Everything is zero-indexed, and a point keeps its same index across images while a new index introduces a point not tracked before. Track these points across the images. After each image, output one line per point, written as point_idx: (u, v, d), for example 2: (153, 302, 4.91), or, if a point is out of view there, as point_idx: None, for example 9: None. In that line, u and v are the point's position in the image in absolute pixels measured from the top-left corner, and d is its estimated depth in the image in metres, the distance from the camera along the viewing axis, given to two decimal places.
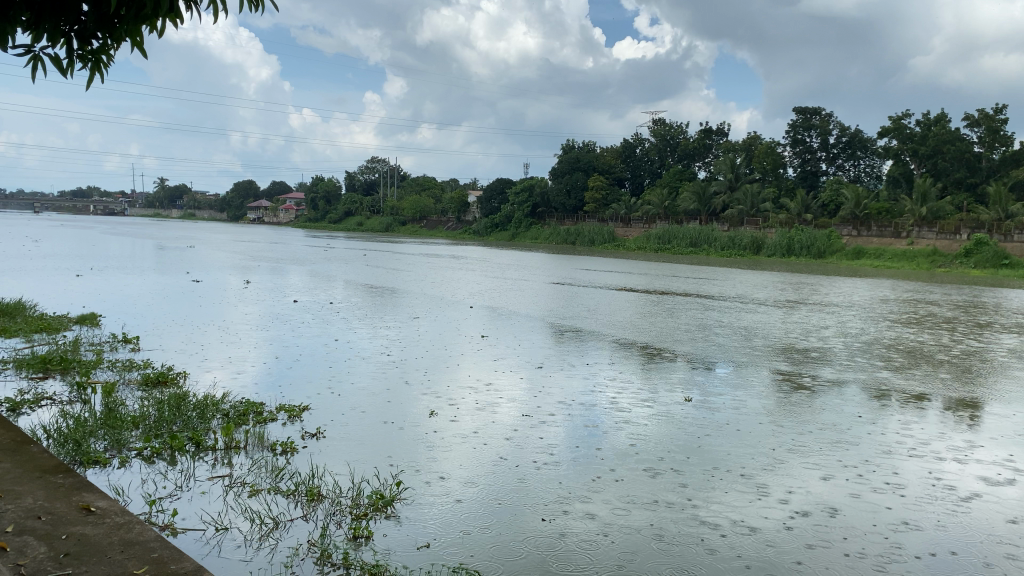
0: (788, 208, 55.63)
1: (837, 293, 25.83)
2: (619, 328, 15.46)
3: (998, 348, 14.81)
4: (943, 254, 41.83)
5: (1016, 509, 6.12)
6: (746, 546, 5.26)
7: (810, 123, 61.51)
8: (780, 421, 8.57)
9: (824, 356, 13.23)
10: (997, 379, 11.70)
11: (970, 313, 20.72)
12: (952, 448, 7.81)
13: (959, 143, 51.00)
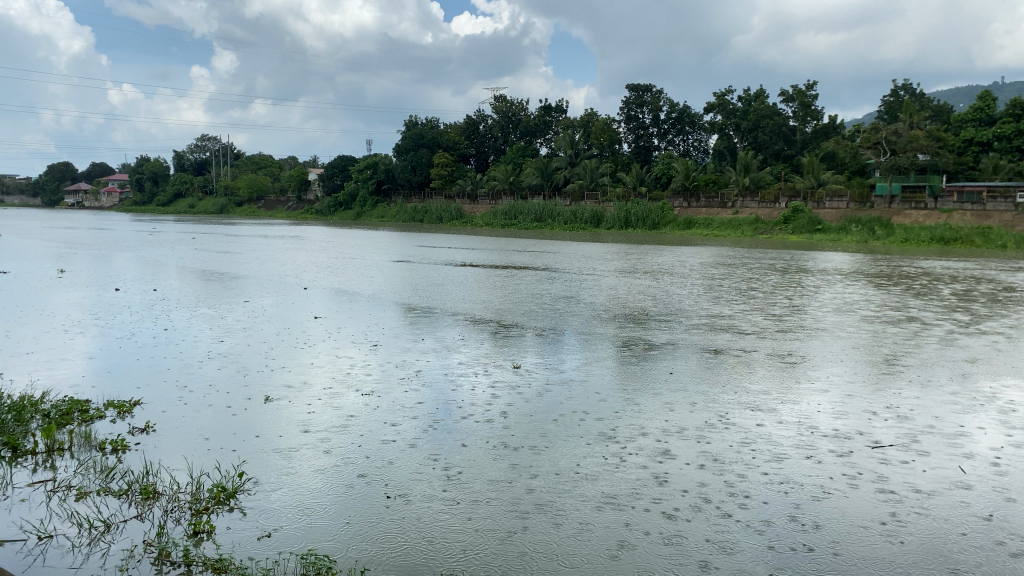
0: (624, 181, 57.83)
1: (669, 259, 27.31)
2: (467, 303, 15.61)
3: (810, 305, 16.28)
4: (765, 222, 44.89)
5: (824, 451, 6.74)
6: (593, 508, 5.45)
7: (642, 100, 64.00)
8: (621, 385, 9.01)
9: (661, 319, 14.02)
10: (808, 333, 12.91)
11: (787, 275, 22.34)
12: (773, 397, 8.57)
13: (777, 117, 54.69)
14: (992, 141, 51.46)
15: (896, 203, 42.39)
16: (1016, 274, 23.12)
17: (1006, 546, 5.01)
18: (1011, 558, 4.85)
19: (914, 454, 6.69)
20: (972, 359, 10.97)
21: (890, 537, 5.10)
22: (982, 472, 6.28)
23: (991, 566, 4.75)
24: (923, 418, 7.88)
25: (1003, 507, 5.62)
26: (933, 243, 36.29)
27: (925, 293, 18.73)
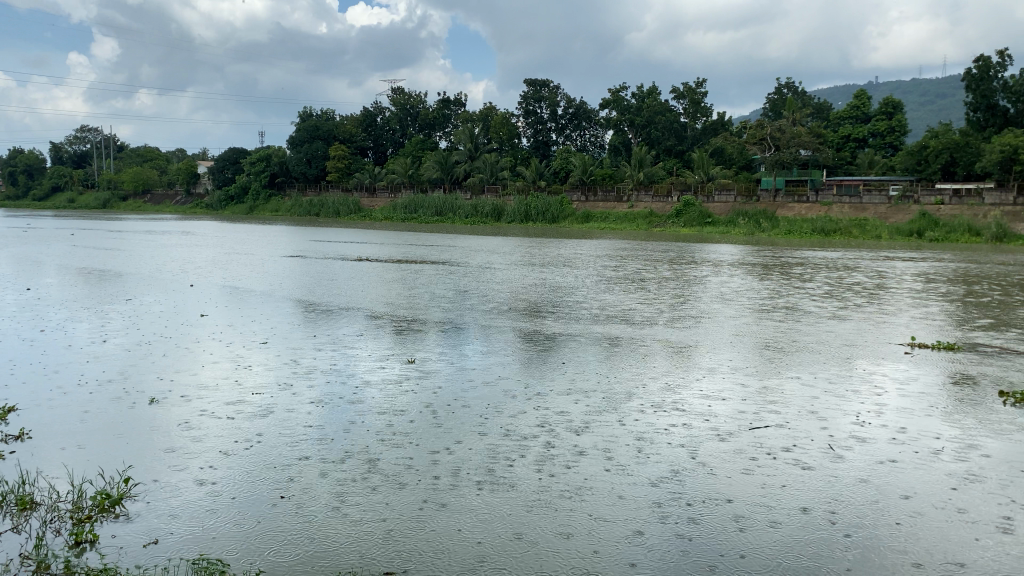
0: (524, 175, 58.26)
1: (568, 253, 27.71)
2: (366, 300, 15.36)
3: (701, 295, 16.84)
4: (659, 215, 46.10)
5: (715, 438, 7.00)
6: (490, 503, 5.51)
7: (540, 94, 64.69)
8: (522, 378, 9.09)
9: (559, 312, 14.21)
10: (700, 322, 13.36)
11: (680, 267, 22.99)
12: (668, 386, 8.83)
13: (669, 114, 56.33)
14: (867, 137, 54.62)
15: (780, 197, 44.31)
16: (890, 263, 24.56)
17: (883, 525, 5.28)
18: (887, 535, 5.14)
19: (802, 439, 6.98)
20: (851, 344, 11.58)
21: (777, 521, 5.30)
22: (865, 455, 6.61)
23: (869, 545, 5.01)
24: (811, 403, 8.23)
25: (877, 484, 5.98)
26: (815, 234, 38.11)
27: (807, 282, 19.70)
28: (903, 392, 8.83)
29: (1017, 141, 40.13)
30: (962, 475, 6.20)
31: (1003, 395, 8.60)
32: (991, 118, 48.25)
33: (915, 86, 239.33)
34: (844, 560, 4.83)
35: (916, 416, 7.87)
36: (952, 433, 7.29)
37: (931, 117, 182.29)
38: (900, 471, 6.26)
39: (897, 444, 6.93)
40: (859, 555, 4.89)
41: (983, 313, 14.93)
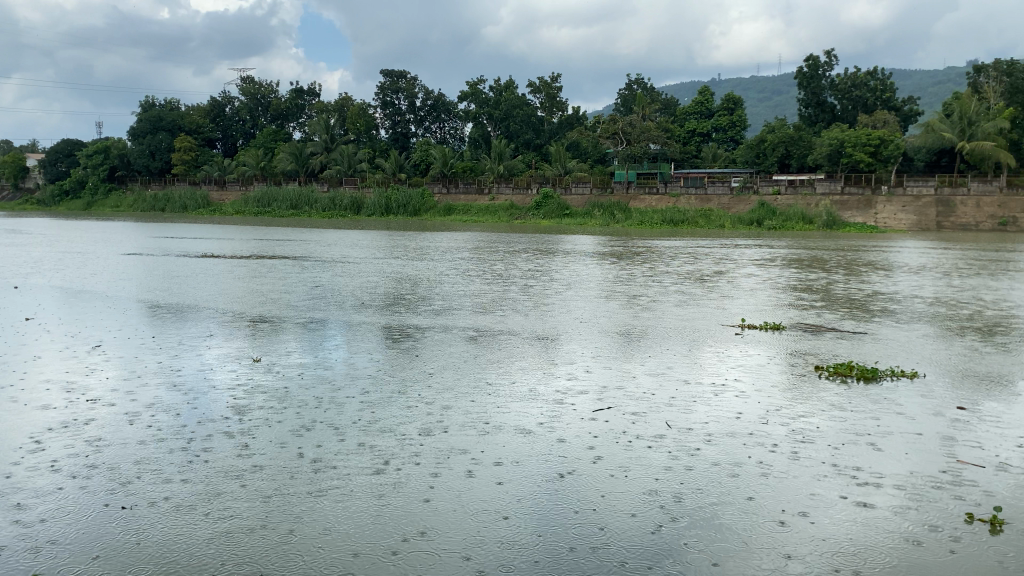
0: (383, 168, 57.57)
1: (430, 245, 27.70)
2: (219, 298, 14.72)
3: (560, 285, 17.28)
4: (519, 207, 46.75)
5: (580, 425, 7.23)
6: (354, 502, 5.47)
7: (397, 86, 64.09)
8: (388, 373, 9.04)
9: (422, 305, 14.22)
10: (558, 311, 13.74)
11: (538, 258, 23.41)
12: (534, 375, 9.04)
13: (526, 107, 57.19)
14: (710, 132, 57.49)
15: (632, 188, 45.89)
16: (733, 250, 26.01)
17: (733, 505, 5.58)
18: (736, 516, 5.42)
19: (660, 423, 7.31)
20: (695, 328, 12.26)
21: (633, 509, 5.48)
22: (717, 436, 7.01)
23: (723, 525, 5.28)
24: (666, 387, 8.65)
25: (728, 463, 6.37)
26: (664, 225, 39.77)
27: (658, 269, 20.61)
28: (746, 372, 9.45)
29: (842, 136, 43.57)
30: (801, 449, 6.72)
31: (819, 369, 9.49)
32: (820, 114, 51.68)
33: (751, 83, 253.83)
34: (696, 542, 5.05)
35: (758, 393, 8.47)
36: (789, 408, 7.91)
37: (768, 112, 194.17)
38: (749, 449, 6.69)
39: (742, 422, 7.41)
40: (712, 536, 5.13)
41: (814, 294, 16.14)
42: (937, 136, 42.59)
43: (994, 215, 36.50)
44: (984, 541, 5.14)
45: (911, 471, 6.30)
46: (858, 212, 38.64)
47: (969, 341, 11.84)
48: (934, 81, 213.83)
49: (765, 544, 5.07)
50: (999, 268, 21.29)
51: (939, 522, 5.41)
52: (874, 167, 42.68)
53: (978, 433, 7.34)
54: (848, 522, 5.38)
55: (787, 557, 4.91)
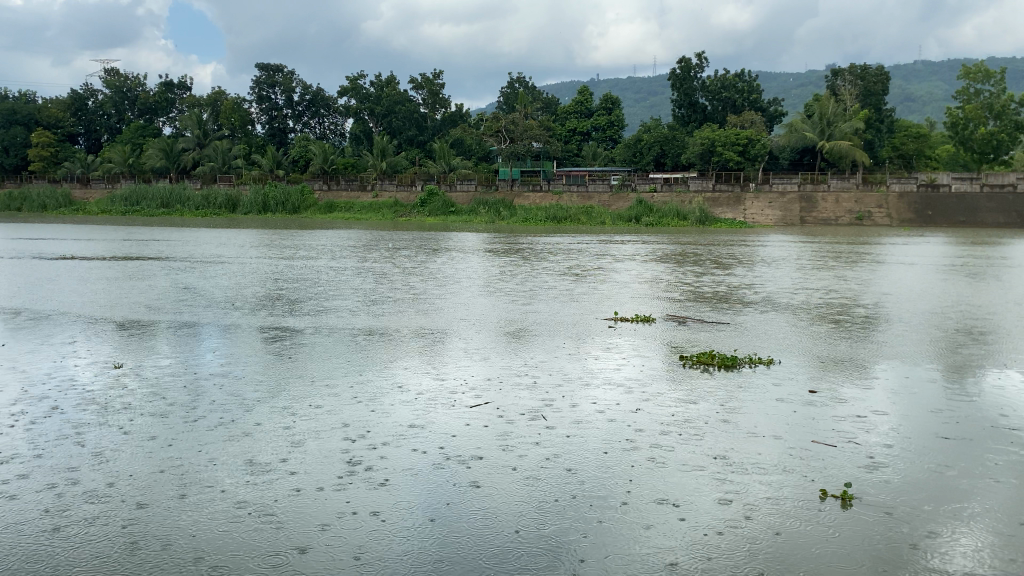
0: (260, 164, 55.93)
1: (310, 243, 27.21)
2: (82, 302, 13.95)
3: (441, 282, 17.36)
4: (403, 205, 46.40)
5: (468, 421, 7.36)
6: (242, 505, 5.43)
7: (273, 80, 62.44)
8: (270, 375, 8.89)
9: (302, 304, 14.00)
10: (439, 308, 13.82)
11: (421, 256, 23.31)
12: (417, 373, 9.09)
13: (408, 104, 56.86)
14: (590, 131, 58.73)
15: (516, 186, 46.34)
16: (612, 246, 26.68)
17: (619, 498, 5.79)
18: (622, 508, 5.63)
19: (546, 418, 7.49)
20: (571, 322, 12.60)
21: (523, 507, 5.61)
22: (601, 429, 7.25)
23: (609, 519, 5.48)
24: (550, 382, 8.87)
25: (609, 453, 6.65)
26: (547, 222, 40.39)
27: (539, 265, 21.00)
28: (627, 364, 9.77)
29: (713, 135, 45.27)
30: (679, 439, 7.04)
31: (684, 359, 9.94)
32: (693, 114, 53.66)
33: (627, 83, 260.72)
34: (585, 538, 5.21)
35: (638, 386, 8.79)
36: (667, 400, 8.25)
37: (644, 112, 200.12)
38: (631, 441, 6.95)
39: (623, 414, 7.69)
40: (599, 530, 5.32)
41: (689, 288, 16.80)
42: (800, 136, 45.03)
43: (852, 210, 38.97)
44: (842, 518, 5.57)
45: (778, 455, 6.73)
46: (728, 208, 40.36)
47: (828, 329, 12.65)
48: (795, 85, 225.99)
49: (649, 534, 5.30)
50: (854, 260, 22.75)
51: (803, 502, 5.81)
52: (743, 165, 44.83)
53: (835, 415, 7.90)
54: (723, 508, 5.70)
55: (669, 546, 5.15)
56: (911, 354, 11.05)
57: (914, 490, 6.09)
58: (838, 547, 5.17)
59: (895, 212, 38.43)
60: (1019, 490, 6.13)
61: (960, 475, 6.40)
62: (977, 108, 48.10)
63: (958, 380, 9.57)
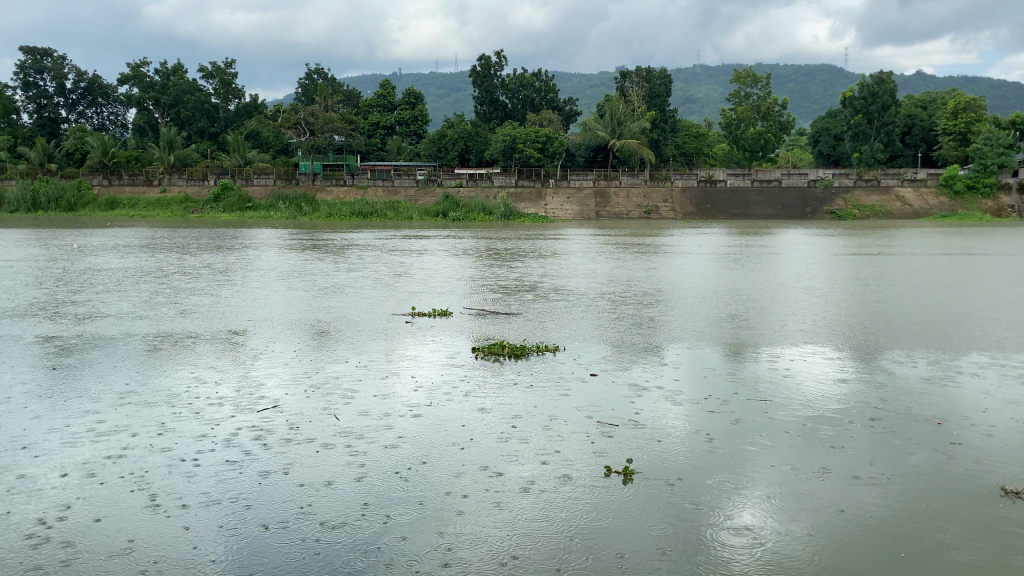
0: (29, 158, 50.83)
1: (87, 243, 25.16)
2: None
3: (234, 280, 16.68)
4: (194, 201, 43.84)
5: (267, 425, 7.18)
6: (23, 535, 5.05)
7: (41, 65, 56.97)
8: (44, 388, 8.18)
9: (76, 309, 12.95)
10: (233, 308, 13.30)
11: (215, 254, 22.15)
12: (211, 378, 8.72)
13: (198, 93, 53.83)
14: (394, 126, 58.22)
15: (318, 180, 45.34)
16: (416, 241, 26.78)
17: (426, 498, 5.79)
18: (432, 507, 5.65)
19: (353, 418, 7.40)
20: (371, 317, 12.55)
21: (329, 515, 5.48)
22: (407, 426, 7.24)
23: (419, 519, 5.47)
24: (350, 379, 8.81)
25: (413, 447, 6.75)
26: (352, 217, 39.74)
27: (341, 260, 20.72)
28: (434, 358, 9.85)
29: (514, 132, 46.71)
30: (485, 432, 7.17)
31: (476, 350, 10.17)
32: (494, 111, 54.87)
33: (430, 79, 261.69)
34: (393, 541, 5.17)
35: (446, 380, 8.88)
36: (474, 392, 8.41)
37: (447, 108, 201.89)
38: (437, 436, 7.01)
39: (430, 410, 7.73)
40: (405, 531, 5.30)
41: (492, 281, 17.19)
42: (593, 135, 47.20)
43: (641, 205, 41.46)
44: (636, 496, 5.90)
45: (577, 440, 7.04)
46: (530, 203, 41.61)
47: (621, 316, 13.38)
48: (588, 85, 236.93)
49: (457, 527, 5.39)
50: (642, 251, 24.28)
51: (599, 485, 6.09)
52: (542, 162, 46.41)
53: (628, 398, 8.38)
54: (528, 496, 5.87)
55: (477, 539, 5.24)
56: (693, 336, 11.98)
57: (692, 460, 6.67)
58: (635, 525, 5.48)
59: (680, 206, 41.34)
60: (783, 456, 6.80)
61: (734, 446, 7.00)
62: (748, 109, 52.66)
63: (731, 359, 10.47)
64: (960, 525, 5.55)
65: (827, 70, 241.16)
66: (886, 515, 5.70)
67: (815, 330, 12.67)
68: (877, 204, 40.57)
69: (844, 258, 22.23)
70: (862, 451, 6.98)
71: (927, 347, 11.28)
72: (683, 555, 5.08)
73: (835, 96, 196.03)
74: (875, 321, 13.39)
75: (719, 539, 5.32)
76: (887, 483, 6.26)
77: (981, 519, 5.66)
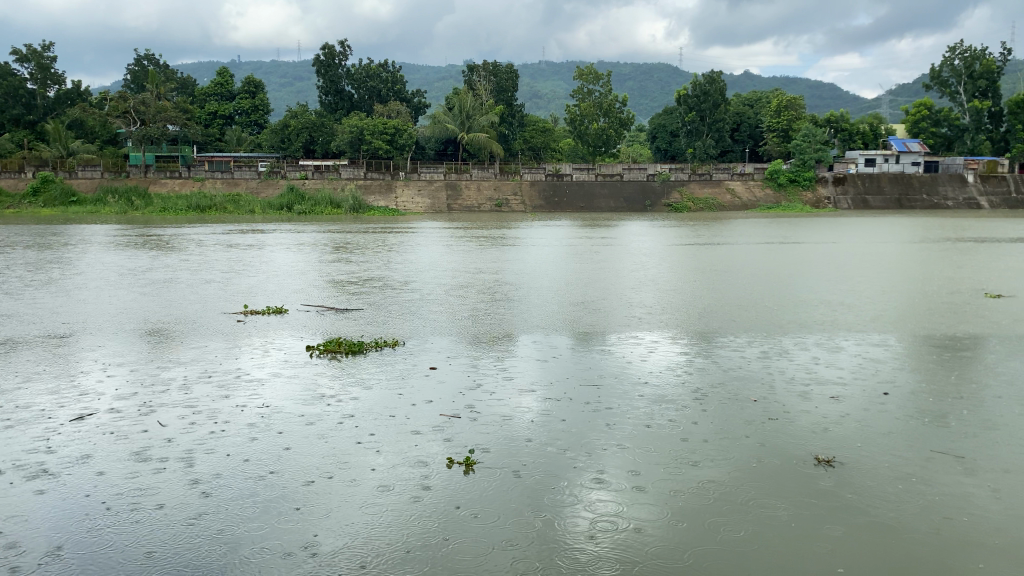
0: None
1: None
2: None
3: (48, 280, 15.53)
4: (10, 194, 40.30)
5: (92, 434, 6.77)
6: None
7: None
8: None
9: None
10: (47, 309, 12.40)
11: (31, 253, 20.44)
12: (23, 386, 8.08)
13: (12, 78, 49.48)
14: (233, 115, 56.00)
15: (150, 172, 42.84)
16: (256, 235, 25.83)
17: (276, 503, 5.61)
18: (283, 512, 5.48)
19: (192, 424, 7.07)
20: (202, 315, 12.05)
21: (170, 524, 5.24)
22: (249, 429, 6.99)
23: (272, 528, 5.27)
24: (181, 381, 8.42)
25: (253, 449, 6.55)
26: (190, 212, 37.82)
27: (173, 256, 19.75)
28: (269, 357, 9.56)
29: (362, 123, 45.88)
30: (334, 432, 7.02)
31: (311, 348, 9.92)
32: (340, 102, 53.76)
33: (273, 67, 252.60)
34: (241, 552, 4.96)
35: (291, 379, 8.63)
36: (320, 390, 8.23)
37: (291, 98, 195.64)
38: (284, 439, 6.80)
39: (276, 411, 7.50)
40: (254, 536, 5.15)
41: (337, 276, 16.82)
42: (442, 128, 47.16)
43: (492, 198, 41.86)
44: (483, 485, 5.99)
45: (431, 435, 7.02)
46: (380, 196, 41.08)
47: (469, 308, 13.46)
48: (436, 77, 236.14)
49: (304, 527, 5.30)
50: (489, 243, 24.53)
51: (451, 478, 6.12)
52: (391, 154, 45.99)
53: (481, 390, 8.45)
54: (384, 494, 5.80)
55: (328, 539, 5.14)
56: (541, 325, 12.23)
57: (536, 447, 6.82)
58: (491, 515, 5.53)
59: (528, 199, 42.07)
60: (630, 441, 7.06)
61: (581, 433, 7.21)
62: (590, 105, 54.19)
63: (579, 347, 10.78)
64: (788, 496, 5.96)
65: (664, 69, 252.22)
66: (717, 488, 6.06)
67: (653, 317, 13.24)
68: (710, 196, 42.89)
69: (681, 249, 23.34)
70: (694, 430, 7.37)
71: (754, 331, 12.05)
72: (538, 544, 5.17)
73: (671, 94, 205.20)
74: (709, 308, 14.15)
75: (571, 524, 5.46)
76: (724, 460, 6.64)
77: (807, 488, 6.09)
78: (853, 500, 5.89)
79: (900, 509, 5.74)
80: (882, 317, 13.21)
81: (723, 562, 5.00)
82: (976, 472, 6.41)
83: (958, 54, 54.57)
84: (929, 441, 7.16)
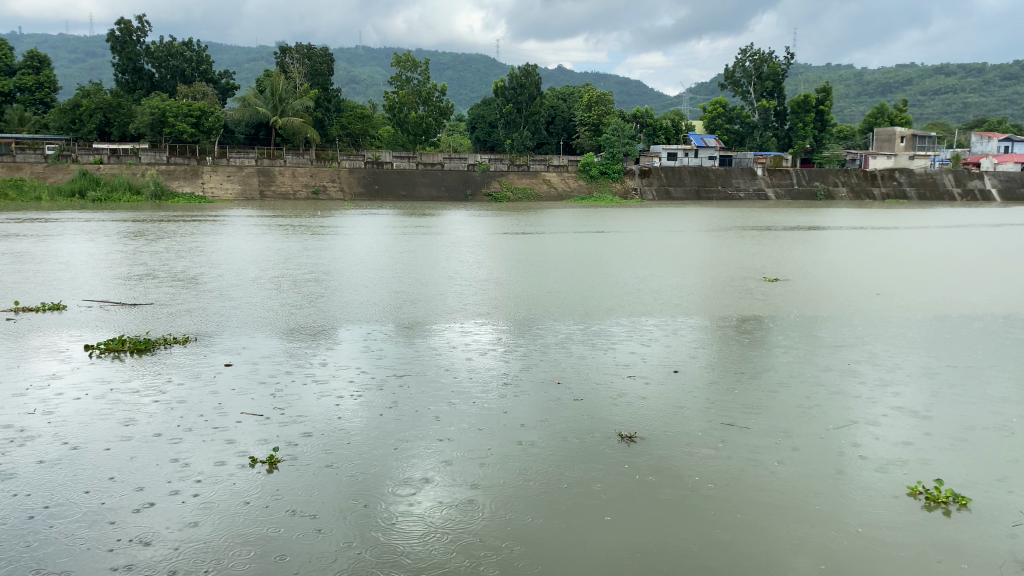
0: None
1: None
2: None
3: None
4: None
5: None
6: None
7: None
8: None
9: None
10: None
11: None
12: None
13: None
14: (13, 92, 50.93)
15: None
16: (34, 225, 23.61)
17: (67, 525, 5.18)
18: (81, 531, 5.11)
19: None
20: None
21: None
22: (28, 440, 6.46)
23: (68, 553, 4.86)
24: None
25: (33, 462, 6.06)
26: None
27: None
28: (44, 359, 8.83)
29: (163, 105, 43.02)
30: (137, 439, 6.61)
31: (89, 348, 9.26)
32: (138, 81, 50.19)
33: (63, 39, 231.23)
34: None
35: (84, 382, 8.03)
36: (119, 393, 7.72)
37: (84, 74, 180.13)
38: (75, 448, 6.35)
39: (59, 419, 6.96)
40: (44, 555, 4.82)
41: (130, 268, 15.79)
42: (253, 111, 45.28)
43: (308, 184, 40.83)
44: (294, 482, 5.92)
45: (246, 435, 6.79)
46: (185, 181, 38.86)
47: (283, 300, 13.10)
48: (248, 59, 225.58)
49: (102, 539, 5.03)
50: (304, 232, 23.85)
51: (258, 476, 5.98)
52: (197, 138, 43.66)
53: (288, 385, 8.26)
54: (187, 499, 5.59)
55: (128, 550, 4.92)
56: (362, 316, 12.11)
57: (346, 440, 6.77)
58: (310, 516, 5.42)
59: (347, 186, 41.37)
60: (451, 431, 7.13)
61: (394, 424, 7.24)
62: (409, 93, 53.88)
63: (397, 337, 10.79)
64: (590, 473, 6.32)
65: (482, 60, 254.95)
66: (524, 470, 6.31)
67: (471, 305, 13.48)
68: (528, 186, 44.06)
69: (499, 237, 23.85)
70: (502, 416, 7.58)
71: (567, 316, 12.57)
72: (359, 542, 5.11)
73: (489, 85, 207.81)
74: (526, 295, 14.58)
75: (384, 513, 5.53)
76: (531, 443, 6.89)
77: (618, 467, 6.42)
78: (648, 473, 6.31)
79: (687, 478, 6.23)
80: (683, 300, 14.15)
81: (533, 538, 5.26)
82: (752, 440, 7.08)
83: (748, 56, 59.18)
84: (714, 414, 7.79)
